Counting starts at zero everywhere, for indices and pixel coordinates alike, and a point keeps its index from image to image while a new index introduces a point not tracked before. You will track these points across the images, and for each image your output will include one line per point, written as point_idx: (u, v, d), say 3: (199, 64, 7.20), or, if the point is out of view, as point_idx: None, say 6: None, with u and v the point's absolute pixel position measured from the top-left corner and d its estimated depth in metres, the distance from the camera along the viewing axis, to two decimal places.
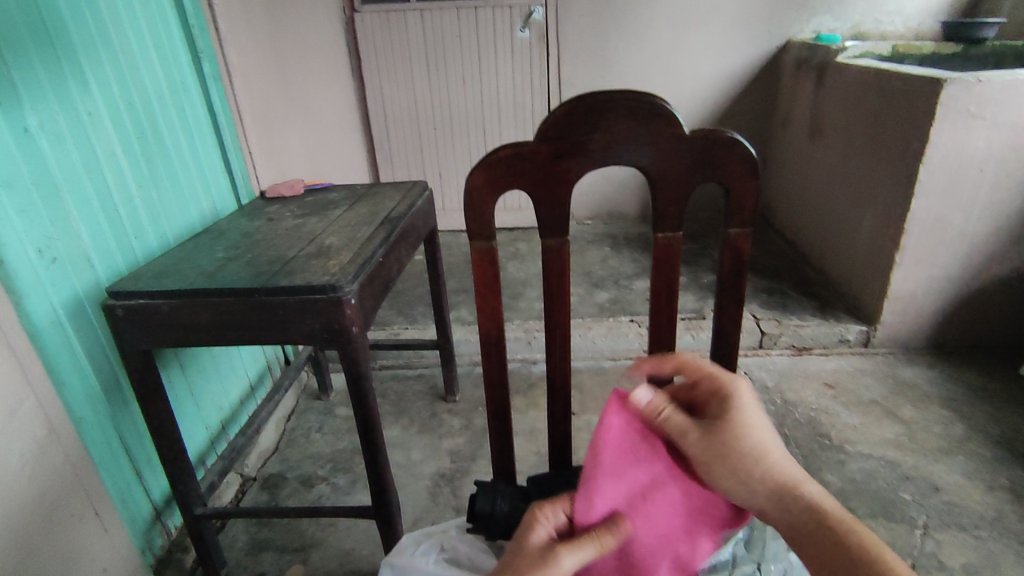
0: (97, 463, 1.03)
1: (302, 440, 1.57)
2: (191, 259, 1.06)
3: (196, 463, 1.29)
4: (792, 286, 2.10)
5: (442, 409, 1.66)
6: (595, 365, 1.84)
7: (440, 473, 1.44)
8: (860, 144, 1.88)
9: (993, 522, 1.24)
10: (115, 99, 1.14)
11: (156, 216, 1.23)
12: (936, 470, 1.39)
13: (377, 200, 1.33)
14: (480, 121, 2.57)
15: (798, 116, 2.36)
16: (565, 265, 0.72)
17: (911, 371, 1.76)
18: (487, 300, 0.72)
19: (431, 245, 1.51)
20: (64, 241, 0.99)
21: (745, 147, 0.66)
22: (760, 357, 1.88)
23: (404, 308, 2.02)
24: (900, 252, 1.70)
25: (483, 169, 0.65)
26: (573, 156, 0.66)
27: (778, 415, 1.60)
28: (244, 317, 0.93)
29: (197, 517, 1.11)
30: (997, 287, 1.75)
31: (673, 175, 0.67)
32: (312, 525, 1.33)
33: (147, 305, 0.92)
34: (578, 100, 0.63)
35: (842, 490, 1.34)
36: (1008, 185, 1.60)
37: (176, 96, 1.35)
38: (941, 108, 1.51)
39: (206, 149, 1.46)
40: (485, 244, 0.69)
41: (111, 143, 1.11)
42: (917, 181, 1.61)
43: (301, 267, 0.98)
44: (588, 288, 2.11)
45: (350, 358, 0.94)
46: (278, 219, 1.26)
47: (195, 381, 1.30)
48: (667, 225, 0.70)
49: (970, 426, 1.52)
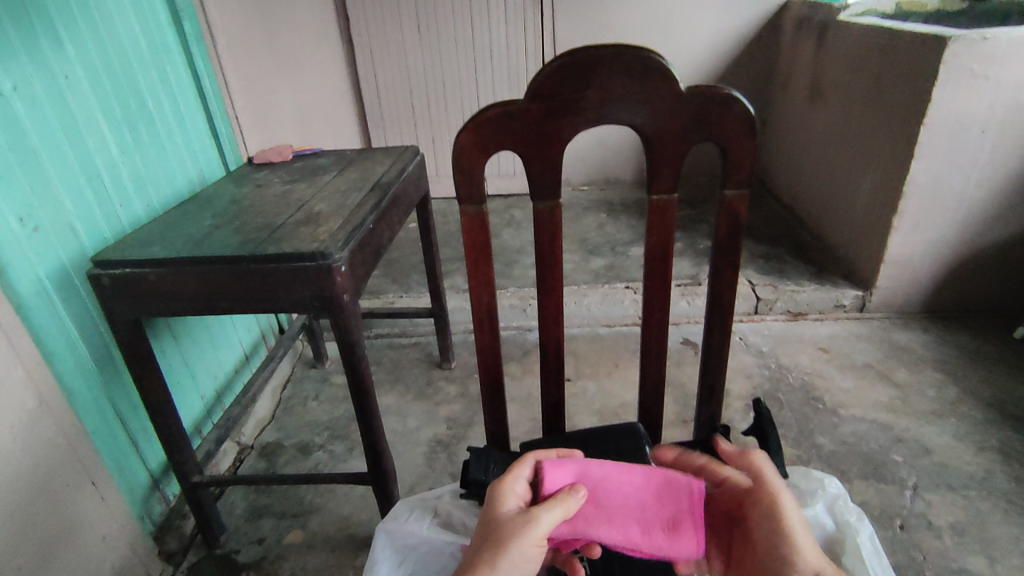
0: (91, 433, 1.02)
1: (297, 408, 1.58)
2: (178, 227, 1.04)
3: (192, 432, 1.30)
4: (789, 252, 2.09)
5: (437, 376, 1.67)
6: (590, 332, 1.84)
7: (436, 439, 1.45)
8: (861, 105, 1.85)
9: (983, 483, 1.26)
10: (92, 60, 1.10)
11: (140, 182, 1.20)
12: (928, 433, 1.40)
13: (367, 165, 1.30)
14: (473, 84, 2.51)
15: (799, 77, 2.30)
16: (557, 229, 0.70)
17: (906, 336, 1.76)
18: (477, 265, 0.71)
19: (424, 211, 1.49)
20: (46, 210, 0.96)
21: (744, 105, 0.63)
22: (755, 322, 1.88)
23: (398, 276, 2.00)
24: (898, 216, 1.68)
25: (472, 129, 0.63)
26: (564, 115, 0.63)
27: (772, 380, 1.61)
28: (232, 286, 0.92)
29: (194, 485, 1.12)
30: (997, 249, 1.74)
31: (668, 134, 0.65)
32: (309, 491, 1.34)
33: (134, 274, 0.91)
34: (570, 56, 0.61)
35: (834, 452, 1.36)
36: (1011, 146, 1.58)
37: (157, 59, 1.31)
38: (945, 67, 1.48)
39: (190, 114, 1.42)
40: (475, 207, 0.67)
41: (92, 109, 1.08)
42: (917, 142, 1.58)
43: (290, 234, 0.97)
44: (583, 254, 2.09)
45: (342, 327, 0.93)
46: (265, 185, 1.24)
47: (188, 351, 1.29)
48: (662, 187, 0.68)
49: (962, 389, 1.53)
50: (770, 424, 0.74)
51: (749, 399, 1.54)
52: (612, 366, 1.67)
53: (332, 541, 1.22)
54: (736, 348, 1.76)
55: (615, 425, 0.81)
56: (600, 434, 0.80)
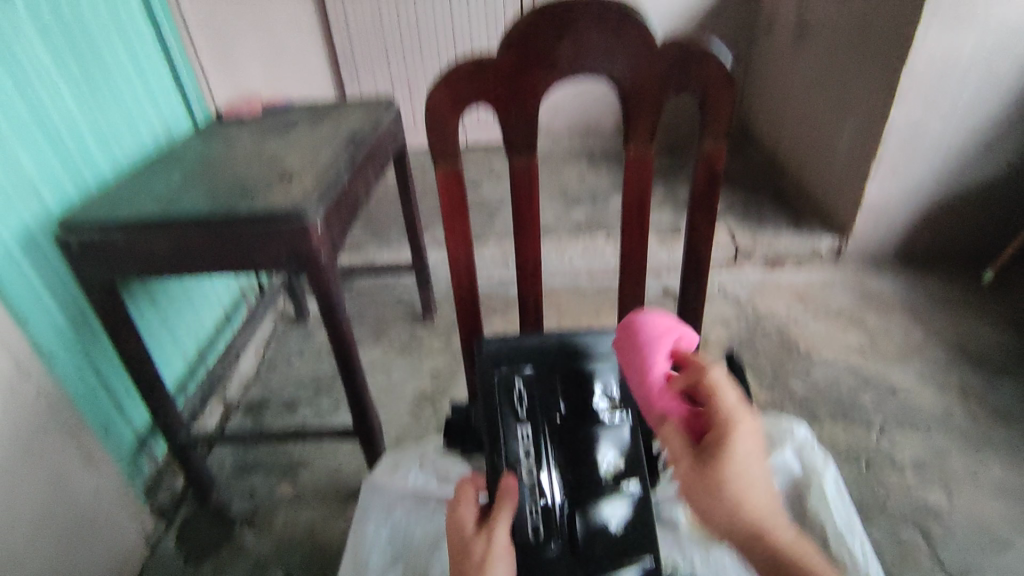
0: (74, 396, 1.02)
1: (282, 365, 1.59)
2: (146, 186, 1.02)
3: (177, 392, 1.30)
4: (768, 200, 2.10)
5: (420, 331, 1.68)
6: (571, 284, 1.85)
7: (420, 393, 1.47)
8: (843, 47, 1.82)
9: (944, 421, 1.33)
10: (41, 8, 1.03)
11: (104, 139, 1.15)
12: (895, 374, 1.46)
13: (341, 119, 1.26)
14: (450, 29, 2.42)
15: (782, 18, 2.26)
16: (534, 187, 0.69)
17: (879, 282, 1.80)
18: (454, 224, 0.71)
19: (401, 164, 1.46)
20: (6, 172, 0.93)
21: (722, 58, 0.62)
22: (733, 271, 1.90)
23: (378, 230, 1.98)
24: (876, 163, 1.69)
25: (443, 86, 0.61)
26: (540, 69, 0.62)
27: (749, 327, 1.64)
28: (207, 248, 0.90)
29: (182, 444, 1.13)
30: (971, 193, 1.76)
31: (645, 88, 0.64)
32: (298, 447, 1.37)
33: (104, 237, 0.89)
34: (544, 8, 0.59)
35: (806, 396, 1.41)
36: (988, 90, 1.58)
37: (112, 6, 1.24)
38: (929, 8, 1.45)
39: (151, 66, 1.36)
40: (450, 166, 0.66)
41: (45, 62, 1.03)
42: (897, 88, 1.57)
43: (264, 193, 0.95)
44: (565, 206, 2.08)
45: (321, 286, 0.93)
46: (236, 141, 1.20)
47: (167, 312, 1.28)
48: (639, 142, 0.68)
49: (930, 332, 1.58)
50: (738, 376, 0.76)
51: (726, 348, 1.58)
52: (593, 317, 1.70)
53: (323, 493, 1.26)
54: (715, 297, 1.78)
55: (594, 343, 0.73)
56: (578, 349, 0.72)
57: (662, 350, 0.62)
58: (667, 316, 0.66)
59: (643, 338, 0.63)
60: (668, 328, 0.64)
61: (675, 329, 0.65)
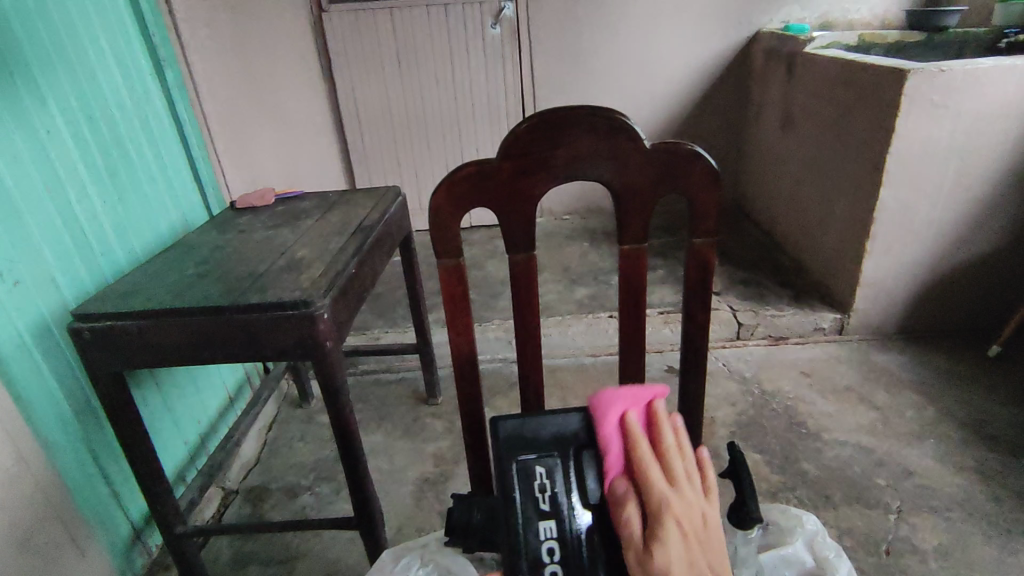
0: (72, 486, 1.01)
1: (283, 449, 1.57)
2: (160, 276, 1.05)
3: (176, 480, 1.28)
4: (768, 276, 2.13)
5: (424, 412, 1.66)
6: (575, 362, 1.85)
7: (423, 478, 1.44)
8: (829, 132, 1.91)
9: (964, 504, 1.28)
10: (75, 113, 1.11)
11: (122, 231, 1.20)
12: (908, 454, 1.42)
13: (350, 208, 1.32)
14: (455, 119, 2.56)
15: (769, 105, 2.38)
16: (534, 278, 0.72)
17: (884, 357, 1.79)
18: (456, 314, 0.73)
19: (407, 249, 1.50)
20: (27, 265, 0.96)
21: (707, 160, 0.66)
22: (737, 347, 1.90)
23: (384, 311, 2.01)
24: (870, 241, 1.73)
25: (446, 188, 0.65)
26: (536, 173, 0.66)
27: (756, 406, 1.62)
28: (214, 337, 0.92)
29: (178, 536, 1.10)
30: (968, 269, 1.79)
31: (636, 188, 0.68)
32: (296, 537, 1.33)
33: (115, 327, 0.91)
34: (539, 118, 0.63)
35: (819, 478, 1.37)
36: (972, 172, 1.64)
37: (140, 108, 1.33)
38: (906, 98, 1.54)
39: (172, 161, 1.44)
40: (452, 261, 0.69)
41: (73, 161, 1.09)
42: (884, 171, 1.64)
43: (273, 282, 0.97)
44: (567, 284, 2.11)
45: (325, 373, 0.94)
46: (249, 230, 1.25)
47: (171, 398, 1.29)
48: (632, 237, 0.71)
49: (941, 409, 1.56)
50: (744, 467, 0.71)
51: (733, 427, 1.55)
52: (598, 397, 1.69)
53: None
54: (720, 375, 1.77)
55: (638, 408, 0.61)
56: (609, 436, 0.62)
57: (612, 422, 0.56)
58: (625, 389, 0.59)
59: (598, 411, 0.58)
60: (619, 400, 0.58)
61: (630, 401, 0.58)
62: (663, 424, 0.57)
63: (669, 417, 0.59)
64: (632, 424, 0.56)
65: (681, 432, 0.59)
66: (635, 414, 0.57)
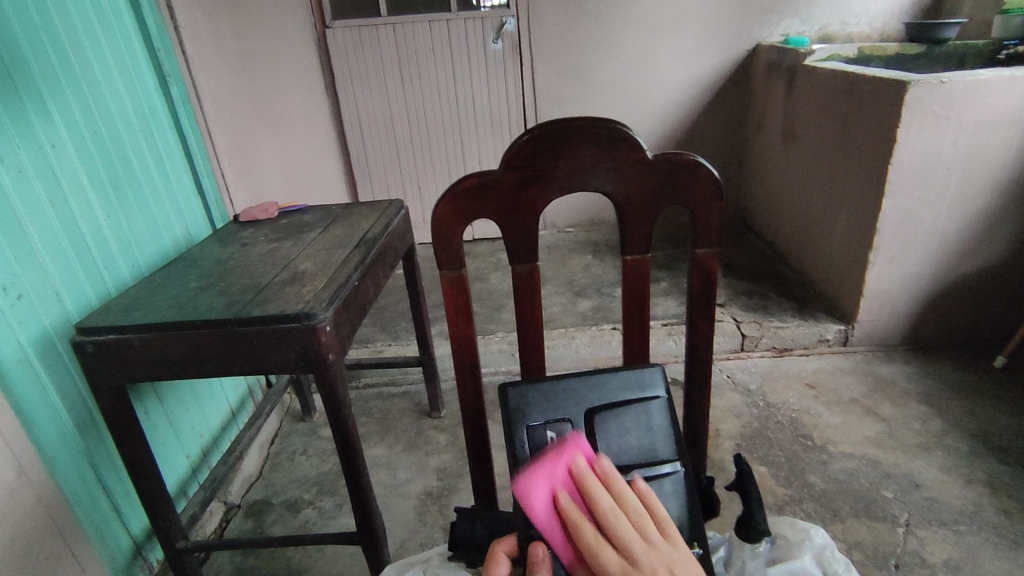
0: (72, 501, 1.01)
1: (285, 464, 1.56)
2: (163, 290, 1.05)
3: (177, 494, 1.27)
4: (771, 288, 2.13)
5: (426, 426, 1.66)
6: (579, 375, 1.84)
7: (426, 491, 1.43)
8: (831, 143, 1.92)
9: (973, 517, 1.26)
10: (80, 128, 1.12)
11: (126, 244, 1.21)
12: (916, 467, 1.41)
13: (353, 220, 1.32)
14: (458, 132, 2.58)
15: (770, 117, 2.39)
16: (537, 289, 0.72)
17: (890, 368, 1.78)
18: (459, 326, 0.73)
19: (410, 261, 1.51)
20: (31, 279, 0.97)
21: (709, 170, 0.66)
22: (741, 359, 1.89)
23: (386, 324, 2.01)
24: (874, 251, 1.73)
25: (449, 200, 0.65)
26: (539, 183, 0.66)
27: (761, 418, 1.61)
28: (217, 349, 0.92)
29: (179, 551, 1.09)
30: (973, 279, 1.78)
31: (639, 198, 0.68)
32: (297, 552, 1.31)
33: (118, 340, 0.91)
34: (540, 129, 0.64)
35: (826, 491, 1.36)
36: (975, 182, 1.64)
37: (144, 122, 1.34)
38: (907, 109, 1.54)
39: (176, 174, 1.45)
40: (455, 272, 0.69)
41: (77, 175, 1.10)
42: (886, 181, 1.64)
43: (275, 295, 0.97)
44: (570, 296, 2.11)
45: (328, 386, 0.93)
46: (251, 243, 1.25)
47: (173, 412, 1.28)
48: (635, 248, 0.71)
49: (949, 421, 1.55)
50: (751, 481, 0.71)
51: (738, 439, 1.54)
52: None
53: None
54: (724, 386, 1.76)
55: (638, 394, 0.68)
56: (615, 402, 0.67)
57: (545, 517, 0.56)
58: (540, 467, 0.58)
59: (526, 506, 0.57)
60: (541, 484, 0.57)
61: (551, 479, 0.57)
62: (592, 487, 0.55)
63: (596, 466, 0.57)
64: (565, 506, 0.55)
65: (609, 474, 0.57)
66: (564, 492, 0.56)
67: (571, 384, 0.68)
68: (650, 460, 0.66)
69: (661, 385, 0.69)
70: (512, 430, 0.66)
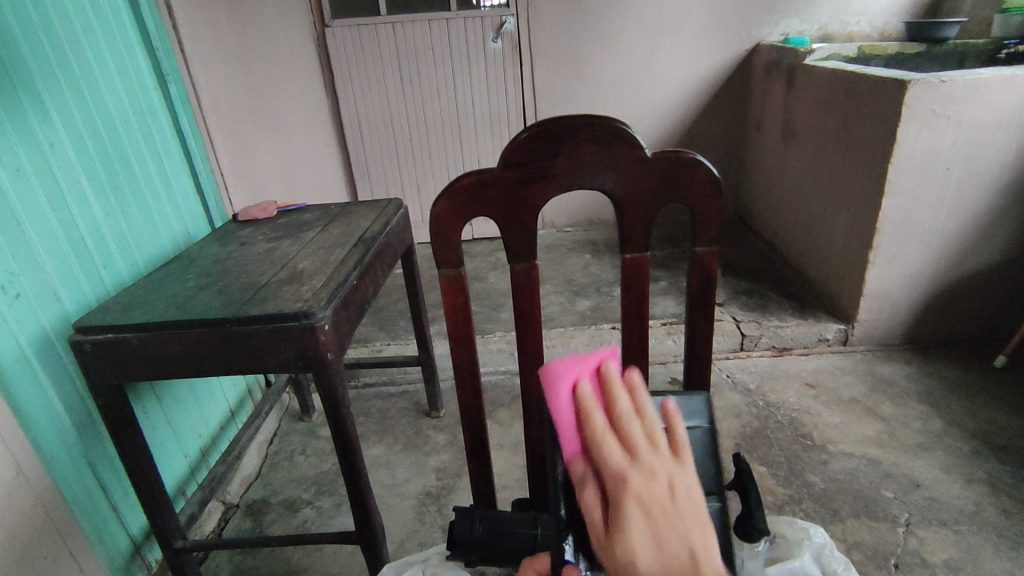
0: (71, 501, 1.00)
1: (285, 463, 1.55)
2: (162, 288, 1.05)
3: (176, 494, 1.27)
4: (771, 287, 2.12)
5: (425, 425, 1.65)
6: None
7: (425, 491, 1.42)
8: (830, 143, 1.91)
9: (973, 517, 1.26)
10: (78, 127, 1.12)
11: (124, 243, 1.21)
12: (916, 466, 1.40)
13: (351, 219, 1.32)
14: (457, 131, 2.57)
15: (770, 117, 2.39)
16: (536, 288, 0.72)
17: (890, 368, 1.78)
18: (458, 325, 0.72)
19: (409, 261, 1.50)
20: (29, 277, 0.96)
21: (708, 168, 0.66)
22: (741, 359, 1.89)
23: (385, 323, 2.00)
24: (874, 251, 1.72)
25: (447, 198, 0.64)
26: (537, 181, 0.66)
27: (761, 418, 1.61)
28: (215, 348, 0.92)
29: (177, 551, 1.08)
30: (973, 279, 1.78)
31: (638, 197, 0.68)
32: (296, 552, 1.31)
33: (116, 339, 0.91)
34: (540, 127, 0.63)
35: (826, 491, 1.36)
36: (975, 182, 1.64)
37: (143, 121, 1.34)
38: (907, 108, 1.54)
39: (175, 173, 1.44)
40: (454, 270, 0.69)
41: (75, 173, 1.09)
42: (886, 180, 1.63)
43: (274, 294, 0.97)
44: (569, 296, 2.11)
45: (327, 385, 0.93)
46: (250, 242, 1.25)
47: (171, 411, 1.28)
48: (634, 247, 0.71)
49: (948, 421, 1.54)
50: (750, 479, 0.71)
51: (738, 439, 1.53)
52: None
53: None
54: (724, 386, 1.76)
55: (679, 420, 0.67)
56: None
57: (562, 403, 0.50)
58: (575, 356, 0.53)
59: (549, 387, 0.51)
60: (568, 370, 0.51)
61: (580, 366, 0.51)
62: (614, 385, 0.49)
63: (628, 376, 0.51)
64: (583, 395, 0.49)
65: (639, 391, 0.50)
66: (587, 382, 0.50)
67: None
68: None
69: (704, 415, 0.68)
70: (541, 442, 0.66)
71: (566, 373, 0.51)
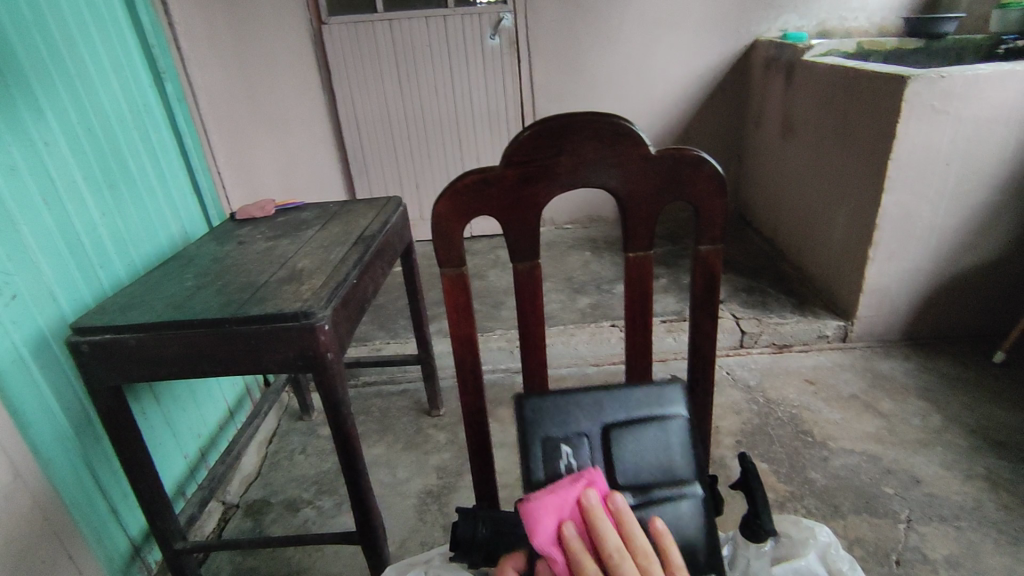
0: (69, 503, 1.00)
1: (284, 463, 1.55)
2: (160, 288, 1.04)
3: (175, 494, 1.26)
4: (770, 284, 2.12)
5: (425, 424, 1.65)
6: (578, 372, 1.83)
7: (426, 490, 1.42)
8: (830, 138, 1.91)
9: (973, 512, 1.26)
10: (73, 125, 1.11)
11: (121, 242, 1.20)
12: (916, 463, 1.40)
13: (350, 218, 1.31)
14: (455, 128, 2.56)
15: (769, 113, 2.38)
16: (538, 286, 0.71)
17: (890, 364, 1.78)
18: (459, 324, 0.72)
19: (408, 259, 1.49)
20: (25, 278, 0.95)
21: (712, 165, 0.66)
22: (740, 356, 1.89)
23: (385, 322, 2.00)
24: (873, 247, 1.72)
25: (449, 197, 0.64)
26: (540, 179, 0.65)
27: (762, 415, 1.61)
28: (214, 349, 0.91)
29: (177, 552, 1.08)
30: (972, 274, 1.77)
31: (641, 195, 0.67)
32: (297, 552, 1.31)
33: (113, 340, 0.90)
34: (542, 124, 0.63)
35: (827, 488, 1.36)
36: (975, 177, 1.63)
37: (139, 120, 1.33)
38: (907, 104, 1.54)
39: (172, 173, 1.43)
40: (455, 269, 0.68)
41: (72, 173, 1.08)
42: (886, 176, 1.63)
43: (273, 293, 0.96)
44: (569, 293, 2.10)
45: (327, 385, 0.93)
46: (248, 241, 1.24)
47: (169, 411, 1.27)
48: (638, 245, 0.70)
49: (948, 417, 1.54)
50: (756, 480, 0.69)
51: (738, 435, 1.53)
52: None
53: None
54: (724, 383, 1.76)
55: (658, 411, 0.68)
56: (632, 416, 0.68)
57: (546, 543, 0.54)
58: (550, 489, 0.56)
59: (529, 527, 0.55)
60: (546, 509, 0.55)
61: (559, 510, 0.55)
62: (602, 522, 0.55)
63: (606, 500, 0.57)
64: (570, 542, 0.54)
65: (621, 513, 0.57)
66: (571, 525, 0.55)
67: (589, 399, 0.69)
68: (668, 477, 0.67)
69: (682, 404, 0.69)
70: (527, 443, 0.67)
71: (544, 512, 0.55)
